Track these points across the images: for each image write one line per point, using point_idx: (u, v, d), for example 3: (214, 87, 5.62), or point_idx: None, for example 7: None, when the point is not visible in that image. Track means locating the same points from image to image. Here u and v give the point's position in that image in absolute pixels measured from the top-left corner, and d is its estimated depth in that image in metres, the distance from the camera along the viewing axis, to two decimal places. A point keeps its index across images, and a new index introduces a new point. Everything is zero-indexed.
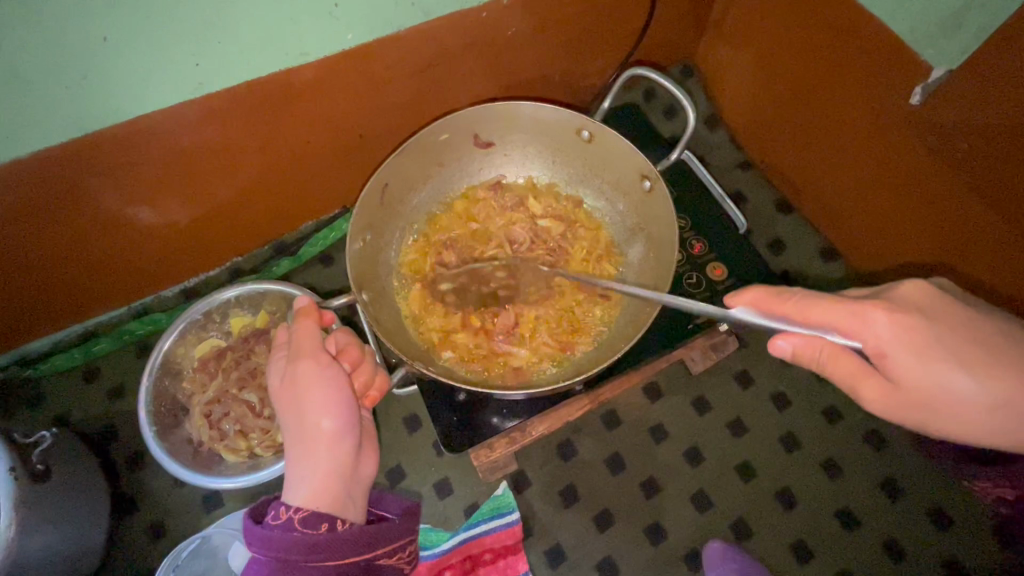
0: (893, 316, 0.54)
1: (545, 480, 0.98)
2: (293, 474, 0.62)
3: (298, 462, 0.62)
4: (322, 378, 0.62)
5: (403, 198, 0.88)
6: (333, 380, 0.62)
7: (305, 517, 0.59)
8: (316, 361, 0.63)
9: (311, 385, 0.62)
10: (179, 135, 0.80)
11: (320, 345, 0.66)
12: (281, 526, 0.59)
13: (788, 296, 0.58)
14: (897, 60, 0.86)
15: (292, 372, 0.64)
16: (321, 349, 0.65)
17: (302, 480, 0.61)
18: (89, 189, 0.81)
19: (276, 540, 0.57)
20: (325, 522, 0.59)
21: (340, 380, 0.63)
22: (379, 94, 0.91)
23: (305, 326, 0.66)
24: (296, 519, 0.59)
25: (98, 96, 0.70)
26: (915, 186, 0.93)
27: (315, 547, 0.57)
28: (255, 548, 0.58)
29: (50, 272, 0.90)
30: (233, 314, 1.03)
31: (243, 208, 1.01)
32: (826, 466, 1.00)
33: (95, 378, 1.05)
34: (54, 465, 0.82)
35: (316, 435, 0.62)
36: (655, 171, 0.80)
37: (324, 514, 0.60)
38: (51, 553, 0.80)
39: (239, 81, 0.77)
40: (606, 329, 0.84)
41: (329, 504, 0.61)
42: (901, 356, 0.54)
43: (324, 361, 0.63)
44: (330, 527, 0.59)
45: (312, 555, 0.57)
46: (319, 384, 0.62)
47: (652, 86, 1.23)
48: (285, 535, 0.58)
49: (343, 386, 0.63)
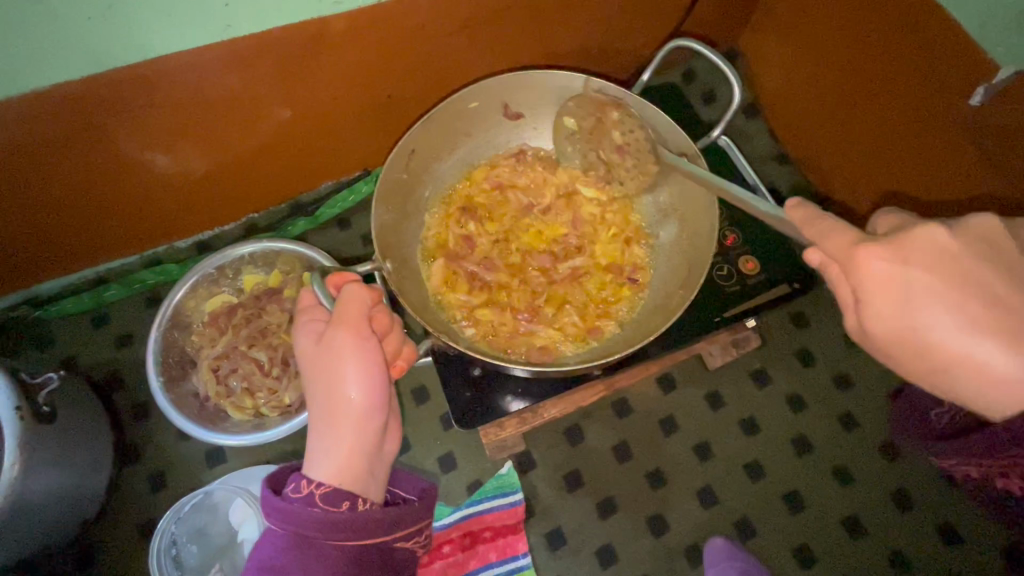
0: (885, 258, 0.44)
1: (552, 463, 0.96)
2: (315, 448, 0.60)
3: (322, 436, 0.60)
4: (352, 349, 0.59)
5: (429, 165, 0.85)
6: (365, 354, 0.59)
7: (327, 493, 0.58)
8: (346, 331, 0.60)
9: (341, 354, 0.59)
10: (200, 79, 0.77)
11: (361, 312, 0.61)
12: (301, 500, 0.57)
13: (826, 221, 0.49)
14: (961, 55, 0.81)
15: (321, 340, 0.61)
16: (362, 315, 0.61)
17: (325, 454, 0.59)
18: (105, 129, 0.78)
19: (294, 514, 0.56)
20: (346, 501, 0.58)
21: (370, 352, 0.60)
22: (410, 53, 0.87)
23: (357, 293, 0.62)
24: (316, 495, 0.58)
25: (120, 33, 0.66)
26: (954, 188, 0.89)
27: (334, 525, 0.56)
28: (273, 520, 0.56)
29: (65, 212, 0.88)
30: (245, 270, 1.01)
31: (261, 161, 0.98)
32: (838, 473, 0.98)
33: (104, 324, 1.04)
34: (59, 407, 0.82)
35: (341, 409, 0.60)
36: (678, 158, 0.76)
37: (346, 492, 0.58)
38: (52, 496, 0.80)
39: (268, 27, 0.73)
40: (631, 314, 0.81)
41: (351, 483, 0.59)
42: (888, 308, 0.44)
43: (356, 330, 0.60)
44: (351, 506, 0.58)
45: (331, 534, 0.56)
46: (351, 356, 0.59)
47: (692, 67, 1.18)
48: (305, 510, 0.56)
49: (375, 359, 0.60)
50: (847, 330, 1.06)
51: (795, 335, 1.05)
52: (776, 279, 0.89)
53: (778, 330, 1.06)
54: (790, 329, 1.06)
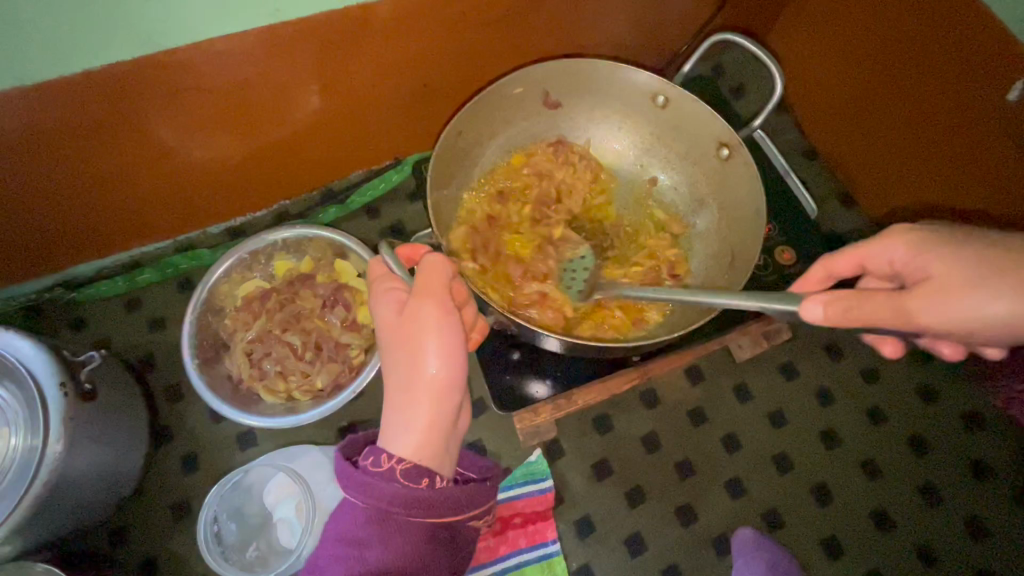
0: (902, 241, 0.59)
1: (581, 452, 0.97)
2: (394, 422, 0.60)
3: (402, 410, 0.60)
4: (437, 323, 0.60)
5: (470, 150, 0.85)
6: (446, 328, 0.60)
7: (408, 469, 0.58)
8: (432, 305, 0.60)
9: (424, 327, 0.60)
10: (246, 62, 0.78)
11: (444, 286, 0.62)
12: (381, 475, 0.57)
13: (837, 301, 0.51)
14: (1000, 50, 0.81)
15: (402, 312, 0.61)
16: (443, 289, 0.61)
17: (405, 428, 0.59)
18: (153, 109, 0.79)
19: (376, 489, 0.56)
20: (425, 478, 0.58)
21: (453, 326, 0.61)
22: (449, 41, 0.88)
23: (438, 267, 0.62)
24: (397, 470, 0.58)
25: (175, 13, 0.67)
26: (989, 183, 0.90)
27: (415, 501, 0.57)
28: (355, 494, 0.57)
29: (107, 193, 0.90)
30: (278, 255, 1.02)
31: (297, 147, 0.99)
32: (866, 466, 0.98)
33: (137, 307, 1.05)
34: (99, 386, 0.83)
35: (422, 382, 0.60)
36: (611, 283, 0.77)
37: (426, 469, 0.58)
38: (93, 473, 0.81)
39: (317, 11, 0.74)
40: (673, 306, 0.82)
41: (430, 459, 0.59)
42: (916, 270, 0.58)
43: (441, 304, 0.61)
44: (430, 483, 0.58)
45: (411, 510, 0.57)
46: (434, 329, 0.60)
47: (721, 62, 1.18)
48: (387, 486, 0.57)
49: (456, 333, 0.60)
50: None
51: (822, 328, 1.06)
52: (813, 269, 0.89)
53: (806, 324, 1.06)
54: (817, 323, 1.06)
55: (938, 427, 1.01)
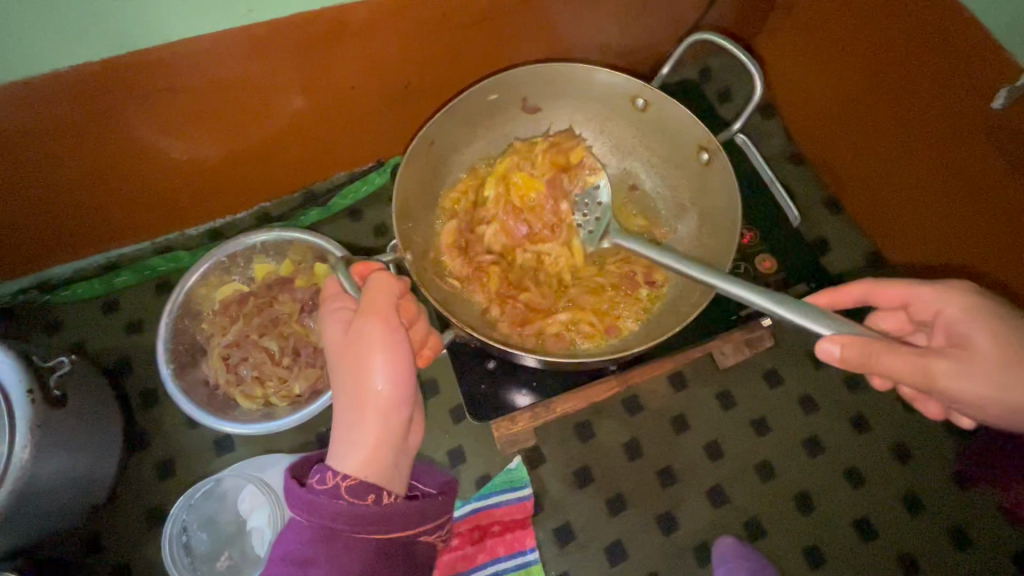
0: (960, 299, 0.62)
1: (562, 459, 0.96)
2: (342, 439, 0.61)
3: (349, 427, 0.61)
4: (381, 339, 0.60)
5: (445, 157, 0.86)
6: (393, 345, 0.60)
7: (353, 485, 0.58)
8: (375, 321, 0.60)
9: (369, 345, 0.60)
10: (219, 65, 0.76)
11: (390, 302, 0.62)
12: (326, 492, 0.57)
13: (867, 347, 0.54)
14: (986, 58, 0.80)
15: (349, 330, 0.62)
16: (392, 305, 0.62)
17: (352, 445, 0.60)
18: (123, 112, 0.77)
19: (320, 507, 0.56)
20: (371, 494, 0.58)
21: (399, 343, 0.61)
22: (429, 43, 0.87)
23: (384, 283, 0.62)
24: (341, 487, 0.58)
25: (142, 14, 0.66)
26: (973, 193, 0.89)
27: (361, 518, 0.57)
28: (298, 512, 0.57)
29: (79, 196, 0.88)
30: (257, 259, 1.01)
31: (276, 149, 0.97)
32: (850, 475, 0.98)
33: (114, 310, 1.04)
34: (70, 392, 0.82)
35: (370, 399, 0.61)
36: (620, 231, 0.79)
37: (372, 485, 0.59)
38: (62, 481, 0.80)
39: (290, 13, 0.73)
40: (649, 315, 0.81)
41: (377, 476, 0.60)
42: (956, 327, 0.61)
43: (385, 320, 0.60)
44: (376, 499, 0.58)
45: (357, 527, 0.56)
46: (380, 346, 0.60)
47: (708, 65, 1.18)
48: (331, 503, 0.56)
49: (403, 350, 0.61)
50: None
51: (808, 335, 1.05)
52: (793, 278, 0.89)
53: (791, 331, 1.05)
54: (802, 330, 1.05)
55: (922, 435, 1.00)
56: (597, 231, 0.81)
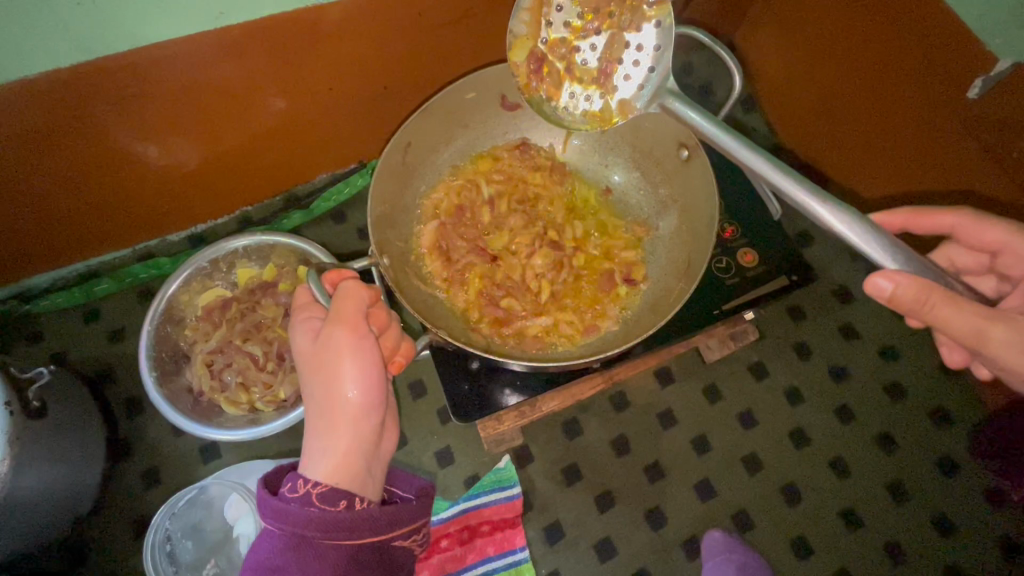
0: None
1: (550, 457, 0.96)
2: (314, 446, 0.61)
3: (320, 435, 0.61)
4: (351, 347, 0.60)
5: (424, 158, 0.85)
6: (362, 352, 0.61)
7: (325, 492, 0.58)
8: (344, 329, 0.60)
9: (337, 353, 0.60)
10: (192, 69, 0.75)
11: (358, 309, 0.62)
12: (298, 500, 0.57)
13: (929, 292, 0.49)
14: (960, 48, 0.80)
15: (318, 338, 0.62)
16: (360, 312, 0.62)
17: (323, 453, 0.60)
18: (93, 118, 0.76)
19: (292, 515, 0.56)
20: (343, 500, 0.58)
21: (368, 349, 0.61)
22: (406, 42, 0.86)
23: (353, 291, 0.62)
24: (313, 494, 0.58)
25: (106, 20, 0.65)
26: (951, 179, 0.90)
27: (333, 524, 0.57)
28: (270, 520, 0.57)
29: (55, 204, 0.87)
30: (239, 263, 1.00)
31: (256, 152, 0.96)
32: (835, 465, 0.98)
33: (95, 318, 1.03)
34: (50, 403, 0.81)
35: (341, 407, 0.61)
36: (674, 93, 0.64)
37: (344, 491, 0.59)
38: (43, 492, 0.79)
39: (263, 15, 0.72)
40: (628, 312, 0.82)
41: (349, 481, 0.60)
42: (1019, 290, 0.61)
43: (354, 328, 0.60)
44: (348, 505, 0.58)
45: (329, 534, 0.57)
46: (349, 354, 0.60)
47: (689, 60, 1.18)
48: (302, 510, 0.56)
49: (372, 357, 0.61)
50: (843, 323, 1.06)
51: (792, 328, 1.06)
52: (774, 271, 0.89)
53: (776, 324, 1.06)
54: (787, 322, 1.06)
55: (906, 424, 1.01)
56: (652, 84, 0.66)
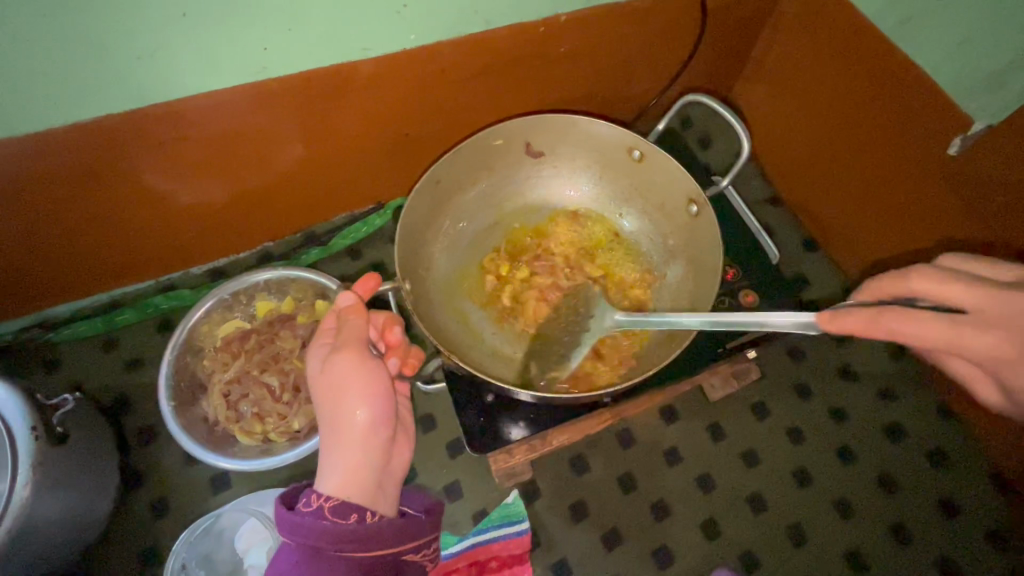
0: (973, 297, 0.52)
1: (557, 493, 0.97)
2: (327, 464, 0.64)
3: (332, 452, 0.64)
4: (356, 368, 0.65)
5: (450, 197, 0.91)
6: (368, 372, 0.65)
7: (337, 506, 0.61)
8: (349, 353, 0.65)
9: (345, 376, 0.64)
10: (230, 116, 0.82)
11: (364, 337, 0.67)
12: (311, 514, 0.60)
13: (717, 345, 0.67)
14: (939, 110, 0.88)
15: (326, 364, 0.66)
16: (362, 337, 0.67)
17: (335, 469, 0.63)
18: (133, 161, 0.82)
19: (304, 528, 0.59)
20: (354, 513, 0.61)
21: (375, 370, 0.65)
22: (430, 95, 0.93)
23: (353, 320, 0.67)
24: (326, 508, 0.61)
25: (162, 72, 0.71)
26: (930, 225, 0.96)
27: (343, 536, 0.59)
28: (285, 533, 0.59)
29: (88, 237, 0.91)
30: (259, 296, 1.03)
31: (282, 190, 1.02)
32: (838, 505, 1.00)
33: (114, 347, 1.05)
34: (71, 429, 0.83)
35: (352, 427, 0.64)
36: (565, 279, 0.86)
37: (355, 505, 0.61)
38: (59, 520, 0.80)
39: (299, 70, 0.79)
40: (640, 348, 0.85)
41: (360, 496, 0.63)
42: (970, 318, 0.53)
43: (358, 351, 0.65)
44: (359, 518, 0.61)
45: (339, 546, 0.59)
46: (356, 376, 0.64)
47: (688, 115, 1.26)
48: (316, 523, 0.59)
49: (380, 376, 0.65)
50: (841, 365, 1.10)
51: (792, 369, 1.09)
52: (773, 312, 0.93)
53: (776, 365, 1.09)
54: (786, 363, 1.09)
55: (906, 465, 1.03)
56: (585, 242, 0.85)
